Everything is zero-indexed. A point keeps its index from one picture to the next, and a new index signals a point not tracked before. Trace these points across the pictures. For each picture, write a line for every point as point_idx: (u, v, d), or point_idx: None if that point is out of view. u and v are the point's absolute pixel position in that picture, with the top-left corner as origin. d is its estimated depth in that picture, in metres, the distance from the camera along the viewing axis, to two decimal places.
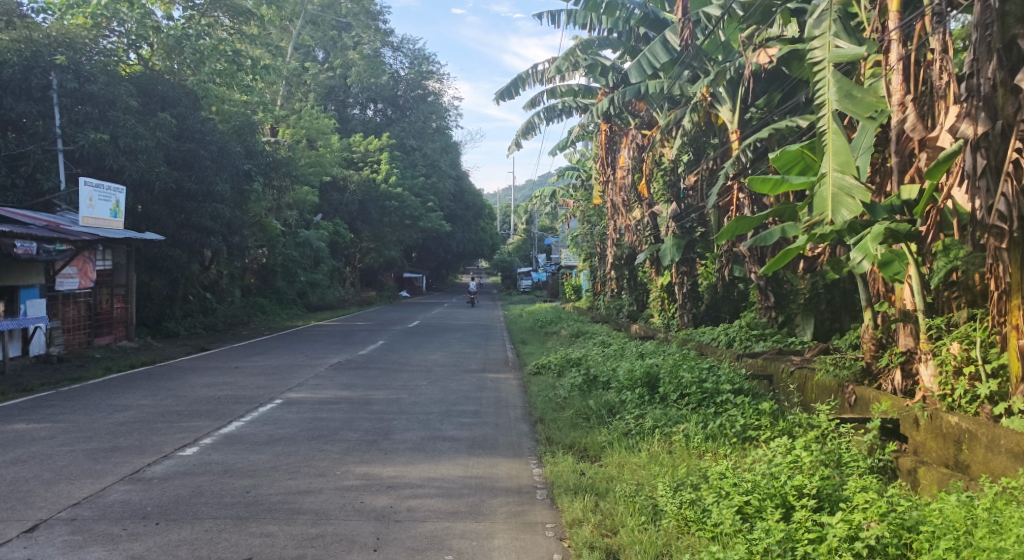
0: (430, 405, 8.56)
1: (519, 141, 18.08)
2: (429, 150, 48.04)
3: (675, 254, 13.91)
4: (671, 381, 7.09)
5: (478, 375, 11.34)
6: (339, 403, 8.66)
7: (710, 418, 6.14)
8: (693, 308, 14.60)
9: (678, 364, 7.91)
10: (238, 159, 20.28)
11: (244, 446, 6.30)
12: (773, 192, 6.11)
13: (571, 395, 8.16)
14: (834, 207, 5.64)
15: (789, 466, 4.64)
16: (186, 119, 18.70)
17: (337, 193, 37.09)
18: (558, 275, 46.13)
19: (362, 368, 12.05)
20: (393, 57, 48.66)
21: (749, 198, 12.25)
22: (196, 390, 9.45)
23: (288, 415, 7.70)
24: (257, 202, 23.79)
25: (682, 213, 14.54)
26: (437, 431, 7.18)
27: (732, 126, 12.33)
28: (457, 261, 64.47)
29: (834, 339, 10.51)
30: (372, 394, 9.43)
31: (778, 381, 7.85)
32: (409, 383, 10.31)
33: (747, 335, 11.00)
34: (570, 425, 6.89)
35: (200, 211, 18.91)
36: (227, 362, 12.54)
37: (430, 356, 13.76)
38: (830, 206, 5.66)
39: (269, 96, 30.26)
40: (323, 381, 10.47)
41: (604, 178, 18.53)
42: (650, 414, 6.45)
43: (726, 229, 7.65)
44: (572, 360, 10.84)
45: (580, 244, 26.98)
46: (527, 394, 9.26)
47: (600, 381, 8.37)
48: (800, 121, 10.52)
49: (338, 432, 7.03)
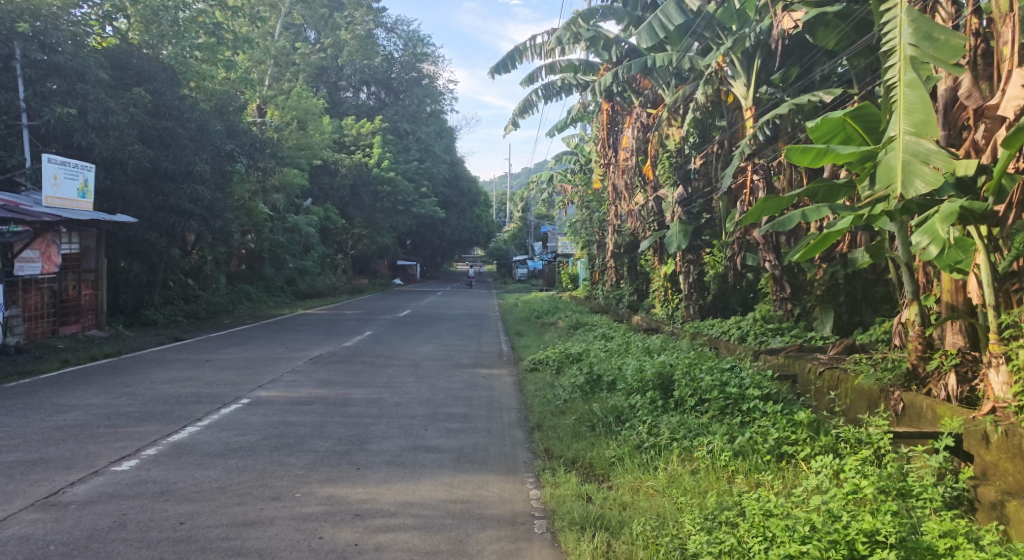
0: (414, 406, 7.68)
1: (515, 120, 17.08)
2: (425, 135, 46.88)
3: (681, 241, 13.13)
4: (687, 384, 6.21)
5: (470, 370, 10.47)
6: (313, 403, 7.77)
7: (736, 431, 5.26)
8: (699, 299, 13.76)
9: (694, 363, 7.02)
10: (219, 138, 19.32)
11: (191, 460, 5.37)
12: (814, 164, 5.12)
13: (572, 398, 7.27)
14: (905, 174, 4.39)
15: (846, 499, 3.77)
16: (163, 94, 17.71)
17: (328, 177, 36.04)
18: (555, 264, 45.17)
19: (344, 362, 11.13)
20: (387, 39, 47.63)
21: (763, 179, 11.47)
22: (157, 387, 8.52)
23: (251, 419, 6.80)
24: (241, 183, 22.82)
25: (688, 197, 13.75)
26: (420, 439, 6.29)
27: (747, 102, 11.50)
28: (451, 250, 63.47)
29: (858, 334, 9.69)
30: (352, 392, 8.54)
31: (803, 382, 6.99)
32: (392, 380, 9.42)
33: (762, 329, 10.19)
34: (572, 434, 6.01)
35: (178, 192, 18.00)
36: (198, 354, 11.59)
37: (419, 349, 12.87)
38: (901, 175, 4.40)
39: (257, 75, 29.21)
40: (299, 377, 9.56)
41: (604, 161, 17.56)
42: (665, 424, 5.58)
43: (752, 212, 6.53)
44: (572, 355, 9.96)
45: (577, 231, 26.08)
46: (523, 394, 8.38)
47: (604, 381, 7.50)
48: (824, 95, 9.90)
49: (305, 441, 6.13)
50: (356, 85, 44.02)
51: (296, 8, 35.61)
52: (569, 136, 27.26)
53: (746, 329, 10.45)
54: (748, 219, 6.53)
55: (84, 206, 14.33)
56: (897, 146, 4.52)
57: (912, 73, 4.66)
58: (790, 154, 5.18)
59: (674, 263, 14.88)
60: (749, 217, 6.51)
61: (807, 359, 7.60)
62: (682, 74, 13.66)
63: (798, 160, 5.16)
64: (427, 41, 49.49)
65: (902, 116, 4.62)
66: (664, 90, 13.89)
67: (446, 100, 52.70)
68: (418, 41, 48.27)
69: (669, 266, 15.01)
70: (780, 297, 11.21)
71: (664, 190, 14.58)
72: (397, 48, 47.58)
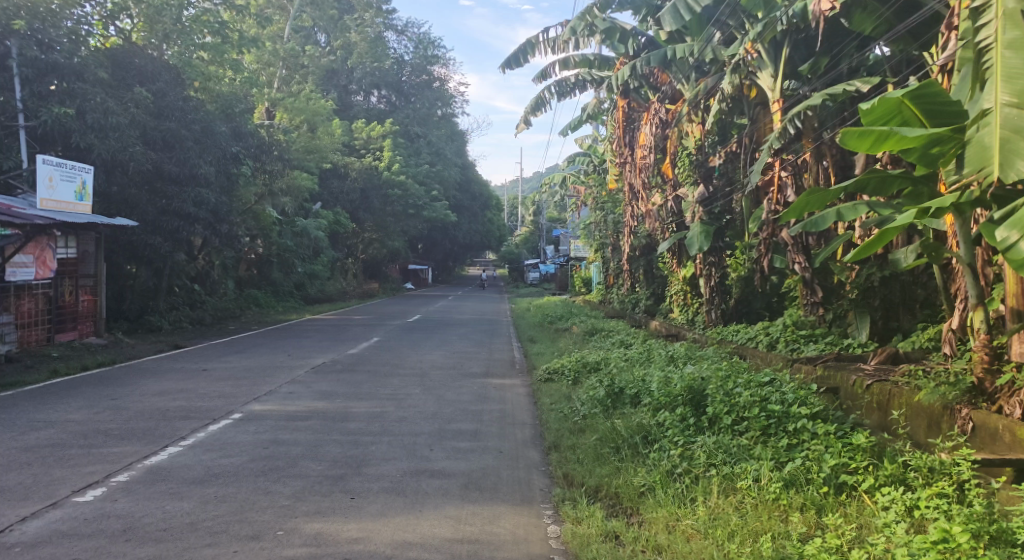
0: (419, 422, 7.06)
1: (526, 118, 16.42)
2: (435, 138, 46.32)
3: (703, 242, 12.45)
4: (723, 398, 5.55)
5: (480, 381, 9.83)
6: (310, 418, 7.16)
7: (784, 456, 4.59)
8: (722, 304, 13.03)
9: (727, 374, 6.33)
10: (224, 140, 18.84)
11: (163, 488, 4.78)
12: (876, 147, 4.47)
13: (591, 414, 6.61)
14: (1002, 154, 4.10)
15: (935, 549, 3.11)
16: (166, 95, 17.26)
17: (338, 180, 35.48)
18: (567, 267, 44.55)
19: (348, 372, 10.54)
20: (398, 41, 47.24)
21: (791, 176, 10.85)
22: (145, 400, 7.94)
23: (241, 438, 6.20)
24: (247, 186, 22.35)
25: (710, 197, 13.13)
26: (424, 461, 5.66)
27: (775, 94, 10.77)
28: (463, 253, 63.02)
29: (898, 341, 9.01)
30: (353, 406, 7.93)
31: (846, 396, 6.28)
32: (397, 392, 8.80)
33: (793, 336, 9.46)
34: (594, 457, 5.36)
35: (182, 195, 17.53)
36: (195, 363, 11.03)
37: (427, 357, 12.25)
38: (1002, 156, 4.10)
39: (265, 78, 28.76)
40: (298, 388, 8.96)
41: (620, 159, 16.60)
42: (700, 447, 4.92)
43: (792, 209, 5.85)
44: (588, 365, 9.29)
45: (591, 233, 25.43)
46: (537, 408, 7.73)
47: (626, 395, 6.83)
48: (862, 85, 9.20)
49: (296, 464, 5.52)
50: (366, 88, 43.51)
51: (305, 10, 35.20)
52: (582, 136, 26.55)
53: (776, 336, 9.72)
54: (789, 216, 5.85)
55: (82, 209, 13.86)
56: (993, 120, 4.23)
57: (1013, 33, 4.33)
58: (845, 139, 4.47)
59: (694, 266, 14.25)
60: (790, 214, 5.81)
61: (848, 370, 6.86)
62: (702, 67, 13.15)
63: (855, 146, 4.46)
64: (437, 43, 48.95)
65: (1000, 82, 4.29)
66: (681, 86, 13.31)
67: (457, 103, 52.09)
68: (429, 43, 47.73)
69: (688, 268, 14.37)
70: (811, 302, 10.48)
71: (684, 188, 13.90)
72: (408, 51, 47.08)
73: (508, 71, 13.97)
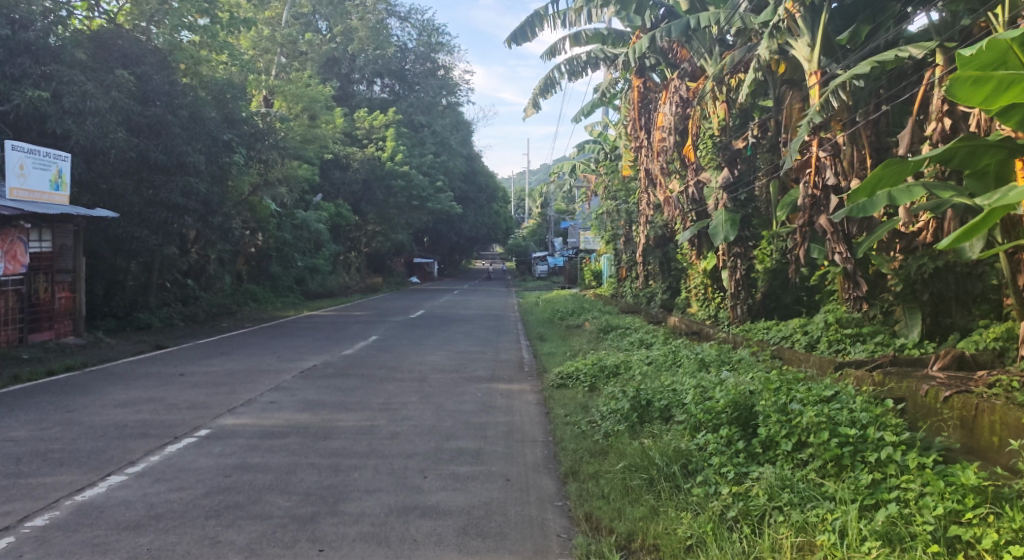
0: (415, 440, 6.08)
1: (535, 101, 15.34)
2: (440, 128, 45.31)
3: (729, 232, 11.46)
4: (777, 415, 4.55)
5: (485, 386, 8.85)
6: (288, 435, 6.20)
7: (873, 500, 3.52)
8: (748, 299, 12.02)
9: (776, 382, 5.32)
10: (216, 127, 17.96)
11: (85, 538, 3.80)
12: (990, 99, 3.55)
13: (615, 434, 5.59)
14: None
15: None
16: (150, 79, 16.36)
17: (340, 172, 34.56)
18: (576, 259, 43.47)
19: (340, 376, 9.59)
20: (400, 29, 45.91)
21: (831, 157, 9.76)
22: (104, 413, 6.99)
23: (199, 464, 5.23)
24: (241, 177, 21.41)
25: (736, 182, 12.13)
26: (416, 494, 4.67)
27: (813, 65, 9.76)
28: (469, 245, 62.10)
29: (958, 341, 7.98)
30: (339, 419, 6.95)
31: (918, 411, 5.19)
32: (392, 400, 7.83)
33: (838, 334, 8.43)
34: (622, 492, 4.36)
35: (170, 185, 16.65)
36: (173, 366, 10.09)
37: (428, 358, 11.29)
38: None
39: (263, 65, 27.86)
40: (281, 396, 7.99)
41: (634, 145, 15.66)
42: (760, 484, 3.89)
43: (861, 185, 4.77)
44: (606, 370, 8.29)
45: (602, 224, 24.43)
46: (551, 421, 6.74)
47: (655, 409, 5.81)
48: (915, 50, 8.25)
49: (259, 499, 4.52)
50: (369, 77, 42.49)
51: None
52: (592, 122, 25.53)
53: (817, 335, 8.67)
54: (858, 193, 4.76)
55: (58, 200, 12.93)
56: None
57: None
58: (954, 90, 3.59)
59: (715, 257, 13.21)
60: (860, 191, 4.73)
61: (915, 378, 5.75)
62: (724, 40, 12.40)
63: (966, 99, 3.58)
64: (441, 30, 47.87)
65: None
66: (702, 62, 12.50)
67: (463, 92, 51.02)
68: (432, 30, 46.64)
69: (710, 260, 13.33)
70: (855, 296, 9.47)
71: (707, 172, 12.88)
72: (411, 39, 46.04)
73: (514, 46, 12.97)
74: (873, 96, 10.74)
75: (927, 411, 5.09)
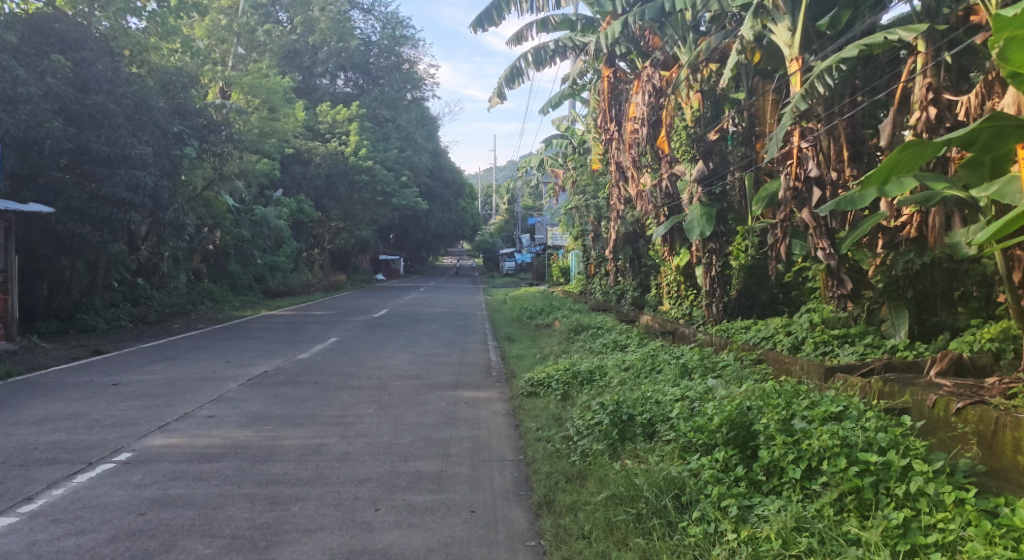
0: (368, 463, 5.37)
1: (501, 90, 14.64)
2: (406, 122, 44.36)
3: (704, 226, 11.01)
4: (781, 437, 3.96)
5: (449, 394, 8.17)
6: (223, 458, 5.44)
7: (909, 549, 2.93)
8: (723, 297, 11.55)
9: (773, 394, 4.75)
10: (163, 117, 16.95)
11: None
12: None
13: (594, 456, 4.96)
14: None
15: None
16: (91, 65, 15.28)
17: (301, 166, 33.51)
18: (544, 257, 42.93)
19: (291, 384, 8.81)
20: (363, 21, 44.98)
21: (813, 148, 9.23)
22: (15, 434, 6.14)
23: (111, 499, 4.47)
24: (193, 171, 20.33)
25: (711, 174, 11.58)
26: (364, 534, 3.98)
27: (795, 49, 9.18)
28: (436, 242, 61.19)
29: (948, 342, 7.53)
30: (284, 436, 6.20)
31: (929, 425, 4.63)
32: (346, 413, 7.11)
33: (824, 335, 7.91)
34: (606, 532, 3.74)
35: (113, 178, 15.60)
36: (107, 376, 9.19)
37: (389, 362, 10.56)
38: None
39: (218, 55, 26.70)
40: (222, 408, 7.21)
41: (605, 137, 15.10)
42: (770, 523, 3.29)
43: (876, 170, 4.22)
44: (580, 377, 7.66)
45: (571, 220, 23.89)
46: (521, 436, 6.06)
47: (638, 425, 5.19)
48: (905, 32, 7.79)
49: (175, 546, 3.79)
50: (332, 70, 41.38)
51: None
52: (560, 116, 24.97)
53: (801, 336, 8.14)
54: (872, 179, 4.20)
55: None
56: None
57: None
58: (1007, 52, 3.32)
59: (688, 253, 12.70)
60: (876, 176, 4.18)
61: (920, 385, 5.20)
62: (699, 27, 11.86)
63: (1018, 64, 3.30)
64: (406, 23, 46.92)
65: None
66: (676, 48, 11.86)
67: (428, 87, 50.18)
68: (397, 23, 45.65)
69: (682, 256, 12.82)
70: (839, 294, 8.96)
71: (681, 165, 12.16)
72: (375, 31, 44.93)
73: (479, 30, 12.28)
74: (847, 90, 10.36)
75: (933, 422, 4.57)
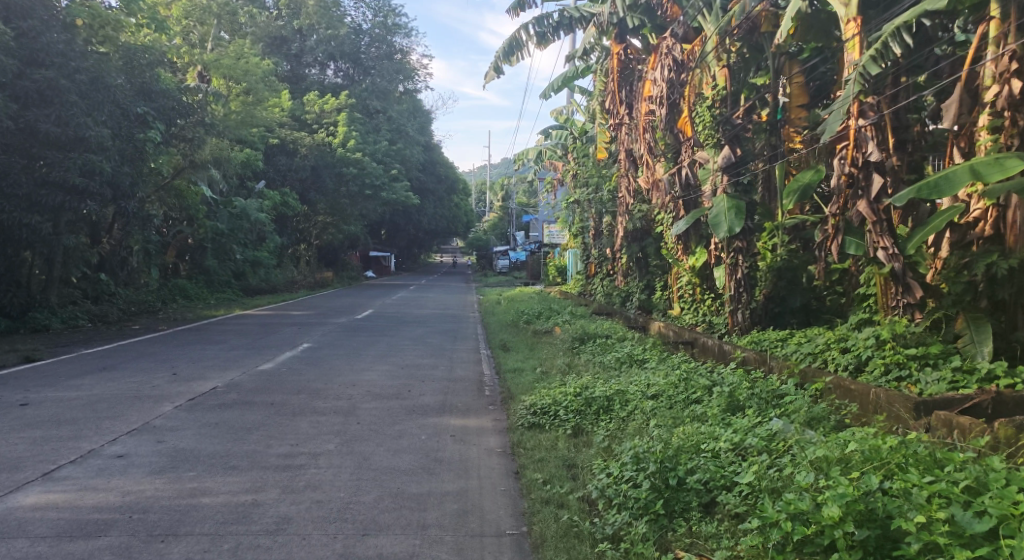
0: (313, 539, 3.83)
1: (497, 65, 13.11)
2: (397, 113, 42.65)
3: (734, 221, 9.53)
4: (957, 550, 2.42)
5: (432, 422, 6.64)
6: (108, 531, 3.87)
7: None
8: (750, 302, 10.07)
9: (898, 459, 3.22)
10: (121, 94, 15.26)
11: None
12: None
13: (631, 547, 3.42)
14: None
15: None
16: (41, 36, 13.56)
17: (285, 158, 31.85)
18: (539, 255, 41.38)
19: (241, 406, 7.24)
20: (355, 9, 43.23)
21: (874, 127, 7.77)
22: None
23: None
24: (161, 158, 18.64)
25: (739, 160, 10.13)
26: None
27: (853, 10, 7.77)
28: (427, 237, 59.47)
29: None
30: (209, 489, 4.65)
31: None
32: (297, 452, 5.56)
33: (897, 353, 6.40)
34: None
35: (65, 162, 13.95)
36: (17, 393, 7.59)
37: (364, 377, 8.99)
38: None
39: (196, 37, 24.94)
40: (140, 443, 5.65)
41: (614, 121, 13.73)
42: None
43: None
44: (592, 406, 6.18)
45: (569, 214, 22.36)
46: (522, 495, 4.53)
47: (691, 500, 3.68)
48: None
49: None
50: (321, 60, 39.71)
51: None
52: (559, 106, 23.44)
53: (867, 354, 6.64)
54: None
55: None
56: None
57: None
58: None
59: (706, 252, 11.32)
60: None
61: None
62: None
63: None
64: (399, 11, 45.08)
65: None
66: (698, 18, 10.67)
67: (422, 78, 48.44)
68: (389, 11, 43.79)
69: (699, 255, 11.41)
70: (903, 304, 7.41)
71: (704, 151, 10.68)
72: (366, 19, 43.08)
73: None
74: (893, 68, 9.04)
75: None
